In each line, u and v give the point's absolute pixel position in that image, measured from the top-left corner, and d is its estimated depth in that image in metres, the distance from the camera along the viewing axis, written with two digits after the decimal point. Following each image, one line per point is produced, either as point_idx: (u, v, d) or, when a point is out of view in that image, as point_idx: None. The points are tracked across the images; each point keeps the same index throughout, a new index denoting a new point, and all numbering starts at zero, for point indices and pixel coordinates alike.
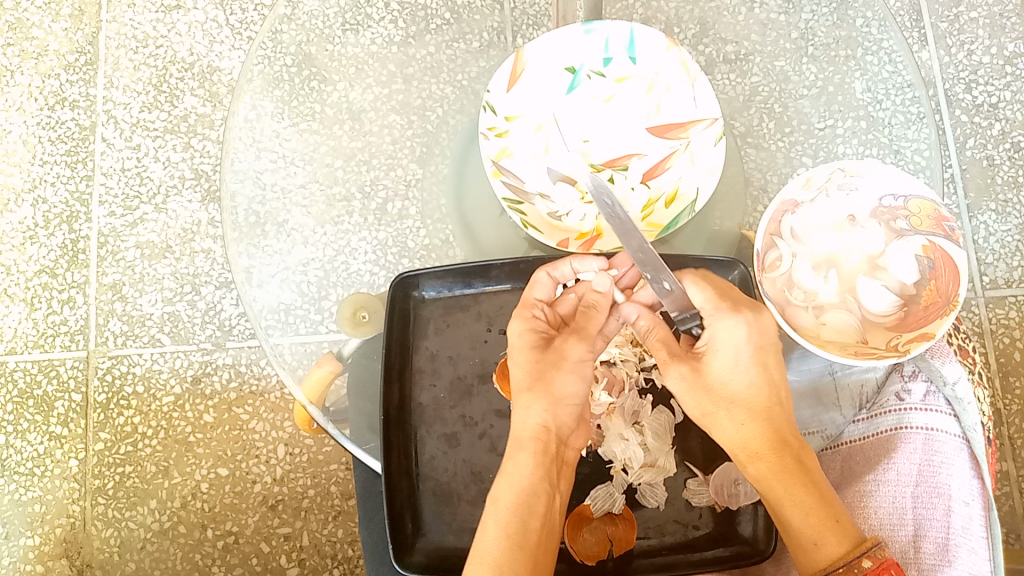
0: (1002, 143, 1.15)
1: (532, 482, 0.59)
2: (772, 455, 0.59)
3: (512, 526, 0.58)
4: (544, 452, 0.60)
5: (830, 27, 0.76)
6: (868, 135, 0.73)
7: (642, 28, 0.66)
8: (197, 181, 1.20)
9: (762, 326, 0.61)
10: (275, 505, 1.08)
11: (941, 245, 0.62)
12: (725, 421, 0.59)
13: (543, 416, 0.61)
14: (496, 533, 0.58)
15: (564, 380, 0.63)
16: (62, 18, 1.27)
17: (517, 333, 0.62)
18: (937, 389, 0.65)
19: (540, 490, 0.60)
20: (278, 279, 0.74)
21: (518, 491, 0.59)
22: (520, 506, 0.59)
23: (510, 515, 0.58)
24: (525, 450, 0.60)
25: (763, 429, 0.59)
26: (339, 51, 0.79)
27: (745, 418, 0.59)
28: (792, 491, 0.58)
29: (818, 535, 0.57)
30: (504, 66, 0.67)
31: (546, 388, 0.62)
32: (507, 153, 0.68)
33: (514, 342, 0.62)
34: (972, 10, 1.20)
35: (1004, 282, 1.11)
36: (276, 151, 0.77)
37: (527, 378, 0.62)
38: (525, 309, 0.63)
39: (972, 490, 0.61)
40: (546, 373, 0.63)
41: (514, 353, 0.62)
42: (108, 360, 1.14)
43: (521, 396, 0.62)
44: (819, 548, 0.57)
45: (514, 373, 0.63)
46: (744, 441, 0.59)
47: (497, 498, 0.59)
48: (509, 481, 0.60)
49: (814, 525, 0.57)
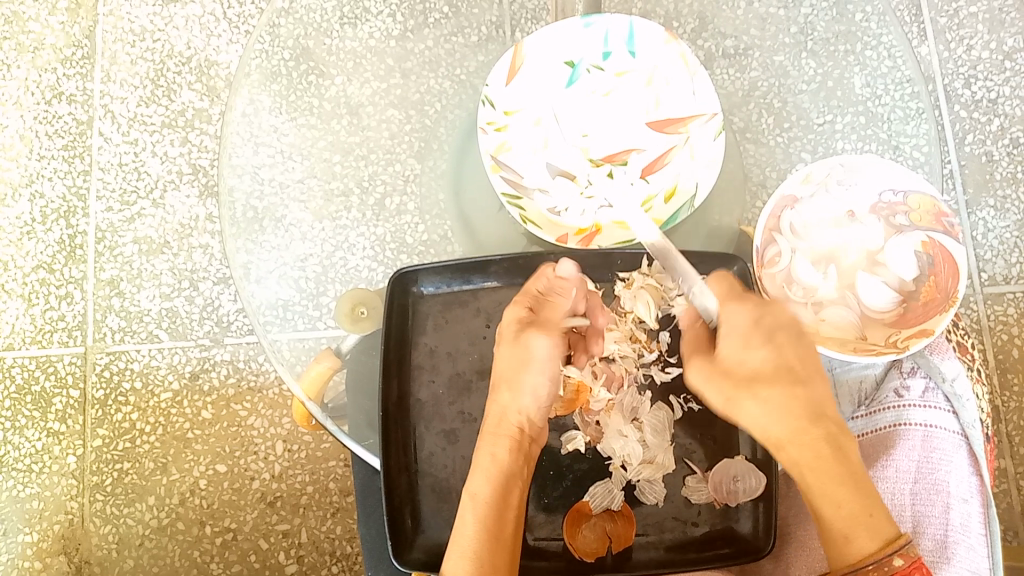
0: (1001, 139, 1.15)
1: (508, 473, 0.60)
2: (800, 442, 0.58)
3: (487, 514, 0.58)
4: (519, 448, 0.61)
5: (830, 21, 0.76)
6: (867, 130, 0.73)
7: (642, 22, 0.65)
8: (195, 176, 1.19)
9: (767, 312, 0.61)
10: (273, 501, 1.08)
11: (940, 241, 0.62)
12: (749, 403, 0.59)
13: (520, 412, 0.62)
14: (474, 525, 0.58)
15: (531, 377, 0.63)
16: (59, 13, 1.27)
17: (511, 324, 0.62)
18: (936, 386, 0.64)
19: (515, 480, 0.60)
20: (276, 275, 0.74)
21: (492, 475, 0.60)
22: (497, 498, 0.59)
23: (487, 507, 0.59)
24: (501, 441, 0.60)
25: (781, 413, 0.59)
26: (337, 45, 0.79)
27: (766, 405, 0.59)
28: (823, 482, 0.57)
29: (850, 530, 0.56)
30: (502, 59, 0.66)
31: (522, 386, 0.62)
32: (506, 148, 0.67)
33: (504, 331, 0.63)
34: (972, 5, 1.20)
35: (1003, 279, 1.11)
36: (273, 146, 0.76)
37: (510, 373, 0.62)
38: (523, 299, 0.63)
39: (971, 487, 0.60)
40: (519, 371, 0.62)
41: (504, 342, 0.63)
42: (105, 356, 1.14)
43: (501, 389, 0.62)
44: (851, 542, 0.55)
45: (500, 364, 0.63)
46: (766, 429, 0.59)
47: (474, 490, 0.60)
48: (484, 472, 0.60)
49: (844, 515, 0.56)
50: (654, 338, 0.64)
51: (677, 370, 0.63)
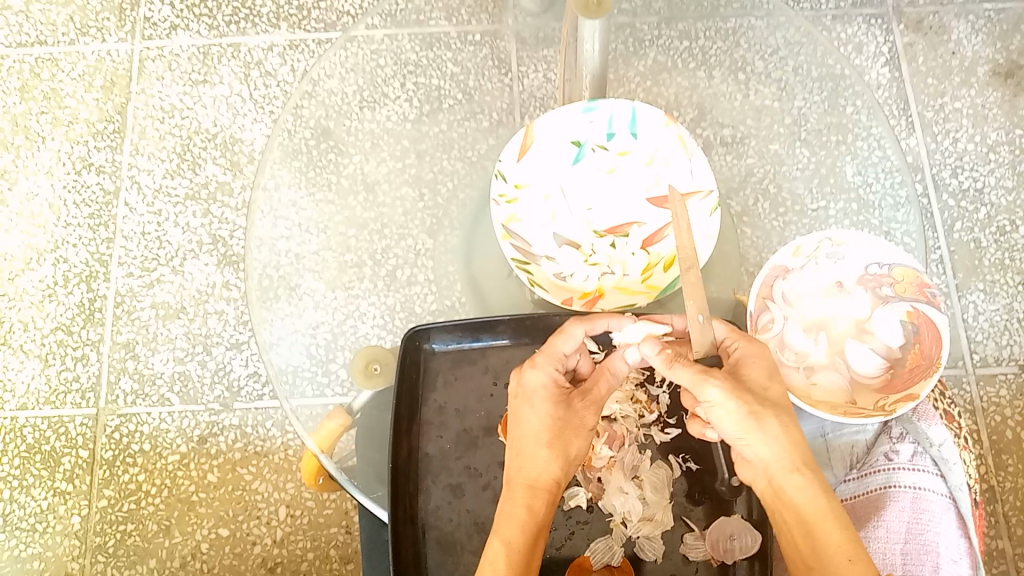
0: (988, 227, 1.20)
1: (541, 523, 0.59)
2: (811, 466, 0.60)
3: (522, 565, 0.57)
4: (553, 501, 0.61)
5: (822, 113, 0.82)
6: (859, 216, 0.78)
7: (644, 107, 0.71)
8: (214, 246, 1.24)
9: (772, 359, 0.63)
10: (273, 567, 1.08)
11: (924, 310, 0.65)
12: (771, 423, 0.59)
13: (556, 470, 0.61)
14: (506, 571, 0.57)
15: (572, 441, 0.62)
16: (94, 90, 1.34)
17: (541, 384, 0.62)
18: (924, 450, 0.67)
19: (542, 530, 0.60)
20: (287, 342, 0.78)
21: (522, 522, 0.59)
22: (530, 547, 0.58)
23: (520, 555, 0.57)
24: (539, 492, 0.60)
25: (789, 446, 0.59)
26: (356, 126, 0.85)
27: (788, 426, 0.59)
28: (832, 506, 0.58)
29: (853, 554, 0.57)
30: (514, 138, 0.71)
31: (561, 445, 0.61)
32: (516, 219, 0.72)
33: (535, 391, 0.62)
34: (956, 101, 1.27)
35: (994, 360, 1.13)
36: (291, 219, 0.82)
37: (545, 431, 0.61)
38: (553, 359, 0.63)
39: (957, 549, 0.64)
40: (562, 433, 0.62)
41: (535, 401, 0.62)
42: (117, 418, 1.16)
43: (537, 447, 0.61)
44: (853, 564, 0.56)
45: (534, 422, 0.61)
46: (772, 457, 0.59)
47: (503, 536, 0.58)
48: (515, 521, 0.58)
49: (848, 542, 0.57)
50: (654, 399, 0.67)
51: (676, 431, 0.66)
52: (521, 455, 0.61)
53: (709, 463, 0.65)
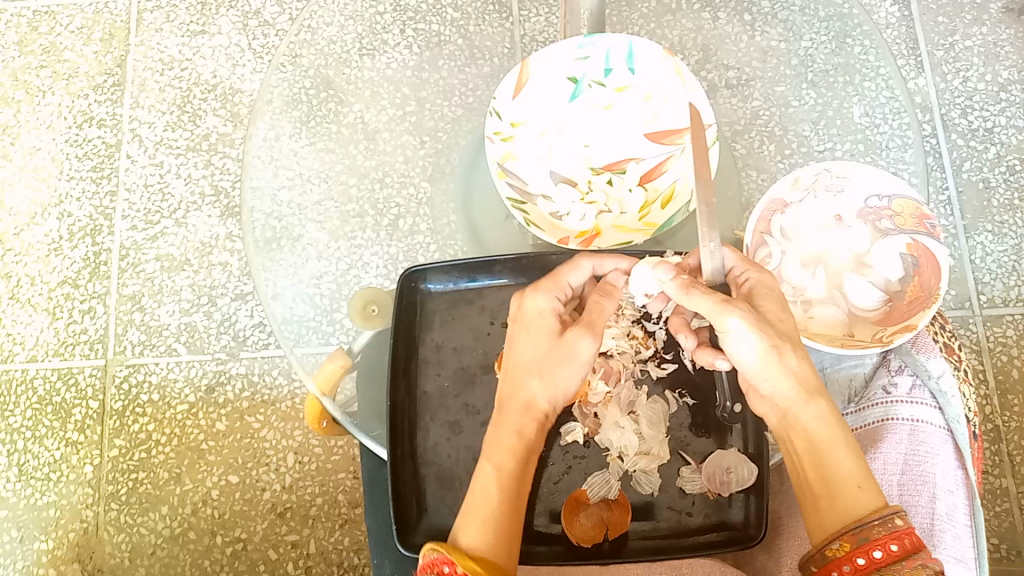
0: (998, 167, 1.18)
1: (530, 449, 0.60)
2: (825, 397, 0.59)
3: (510, 488, 0.58)
4: (542, 429, 0.61)
5: (829, 54, 0.80)
6: (865, 158, 0.77)
7: (640, 41, 0.69)
8: (216, 198, 1.24)
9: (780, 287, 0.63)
10: (283, 513, 1.10)
11: (924, 242, 0.65)
12: (789, 358, 0.59)
13: (548, 401, 0.61)
14: (497, 491, 0.57)
15: (565, 373, 0.61)
16: (93, 43, 1.33)
17: (540, 312, 0.62)
18: (923, 383, 0.67)
19: (531, 458, 0.60)
20: (291, 293, 0.78)
21: (515, 447, 0.59)
22: (520, 473, 0.58)
23: (512, 479, 0.58)
24: (531, 419, 0.60)
25: (803, 374, 0.59)
26: (355, 74, 0.84)
27: (802, 361, 0.59)
28: (845, 436, 0.58)
29: (862, 481, 0.57)
30: (509, 75, 0.70)
31: (555, 376, 0.60)
32: (511, 157, 0.72)
33: (535, 319, 0.62)
34: (967, 39, 1.24)
35: (1002, 301, 1.12)
36: (294, 169, 0.81)
37: (538, 360, 0.61)
38: (554, 288, 0.63)
39: (956, 480, 0.63)
40: (555, 364, 0.61)
41: (533, 329, 0.62)
42: (125, 368, 1.18)
43: (530, 374, 0.61)
44: (862, 492, 0.56)
45: (529, 351, 0.61)
46: (788, 390, 0.59)
47: (494, 458, 0.59)
48: (508, 446, 0.59)
49: (858, 469, 0.57)
50: (650, 335, 0.67)
51: (672, 367, 0.66)
52: (512, 382, 0.61)
53: (707, 398, 0.65)
